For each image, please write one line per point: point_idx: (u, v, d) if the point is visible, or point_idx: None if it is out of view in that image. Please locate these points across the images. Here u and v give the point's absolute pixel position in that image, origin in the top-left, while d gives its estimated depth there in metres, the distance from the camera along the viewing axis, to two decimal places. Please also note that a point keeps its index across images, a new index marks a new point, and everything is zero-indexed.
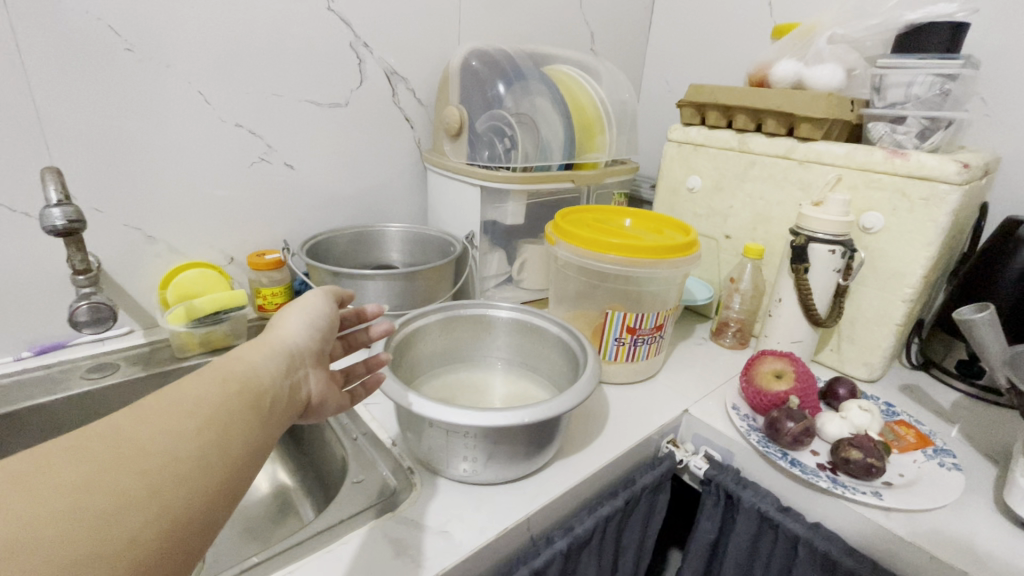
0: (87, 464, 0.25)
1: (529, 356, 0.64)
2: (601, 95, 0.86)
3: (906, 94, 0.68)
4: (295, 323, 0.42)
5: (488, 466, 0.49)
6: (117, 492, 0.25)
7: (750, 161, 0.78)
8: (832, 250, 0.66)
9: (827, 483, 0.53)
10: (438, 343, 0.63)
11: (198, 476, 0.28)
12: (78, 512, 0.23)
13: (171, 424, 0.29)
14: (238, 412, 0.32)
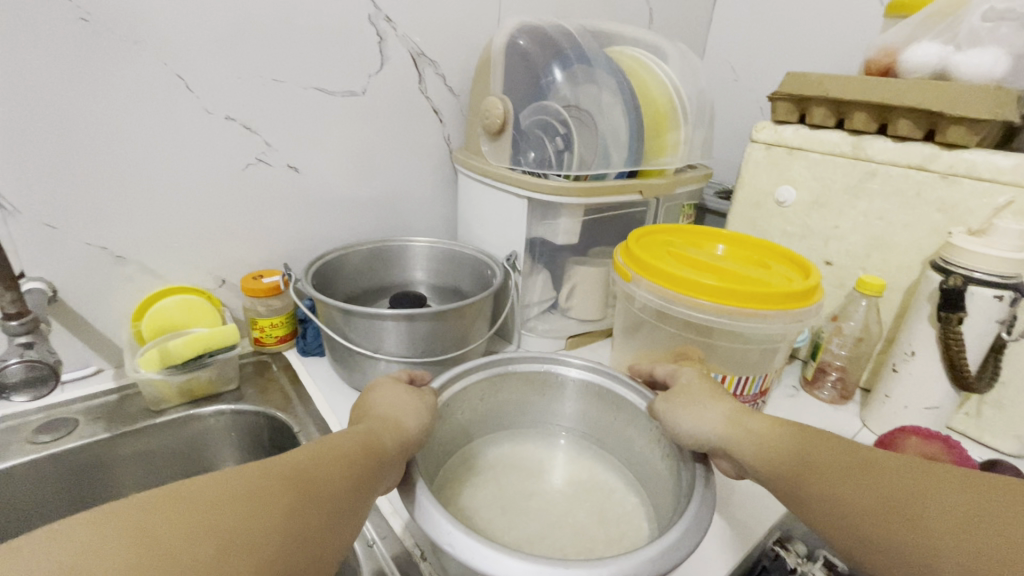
0: (239, 484, 0.29)
1: (603, 431, 0.50)
2: (675, 85, 0.70)
3: None
4: (396, 407, 0.41)
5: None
6: (247, 513, 0.28)
7: (869, 171, 0.62)
8: (999, 296, 0.50)
9: None
10: (482, 407, 0.49)
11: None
12: (198, 518, 0.26)
13: (208, 525, 0.26)
14: (349, 474, 0.33)
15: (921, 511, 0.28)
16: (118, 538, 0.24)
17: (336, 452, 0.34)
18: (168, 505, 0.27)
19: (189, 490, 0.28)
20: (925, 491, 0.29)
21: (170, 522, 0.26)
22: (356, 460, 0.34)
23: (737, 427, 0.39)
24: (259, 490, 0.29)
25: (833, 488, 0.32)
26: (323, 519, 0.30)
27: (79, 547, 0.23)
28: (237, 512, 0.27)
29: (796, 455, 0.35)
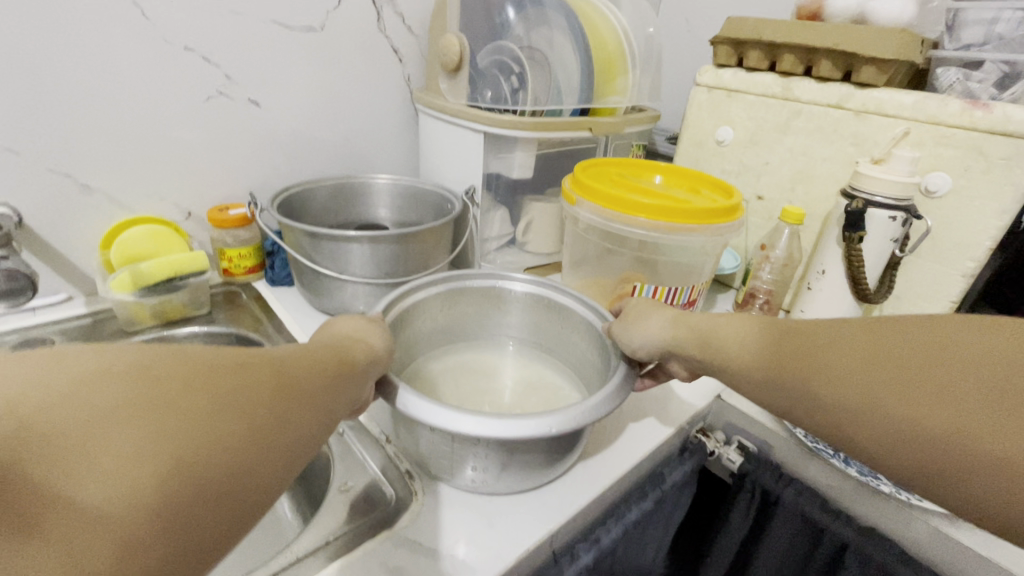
0: (207, 373, 0.26)
1: (548, 337, 0.56)
2: (624, 27, 0.73)
3: (987, 33, 0.59)
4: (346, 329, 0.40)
5: (501, 480, 0.41)
6: (225, 405, 0.25)
7: (795, 110, 0.68)
8: (892, 216, 0.57)
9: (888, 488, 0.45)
10: (438, 320, 0.54)
11: (213, 506, 0.23)
12: (165, 404, 0.23)
13: (184, 413, 0.23)
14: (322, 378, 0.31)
15: (844, 360, 0.33)
16: (91, 389, 0.22)
17: (317, 361, 0.32)
18: (147, 367, 0.24)
19: (170, 358, 0.25)
20: (835, 341, 0.34)
21: (149, 384, 0.23)
22: (336, 375, 0.33)
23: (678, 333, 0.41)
24: (244, 378, 0.27)
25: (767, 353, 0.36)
26: (302, 421, 0.28)
27: (45, 392, 0.21)
28: (214, 401, 0.25)
29: (726, 333, 0.38)
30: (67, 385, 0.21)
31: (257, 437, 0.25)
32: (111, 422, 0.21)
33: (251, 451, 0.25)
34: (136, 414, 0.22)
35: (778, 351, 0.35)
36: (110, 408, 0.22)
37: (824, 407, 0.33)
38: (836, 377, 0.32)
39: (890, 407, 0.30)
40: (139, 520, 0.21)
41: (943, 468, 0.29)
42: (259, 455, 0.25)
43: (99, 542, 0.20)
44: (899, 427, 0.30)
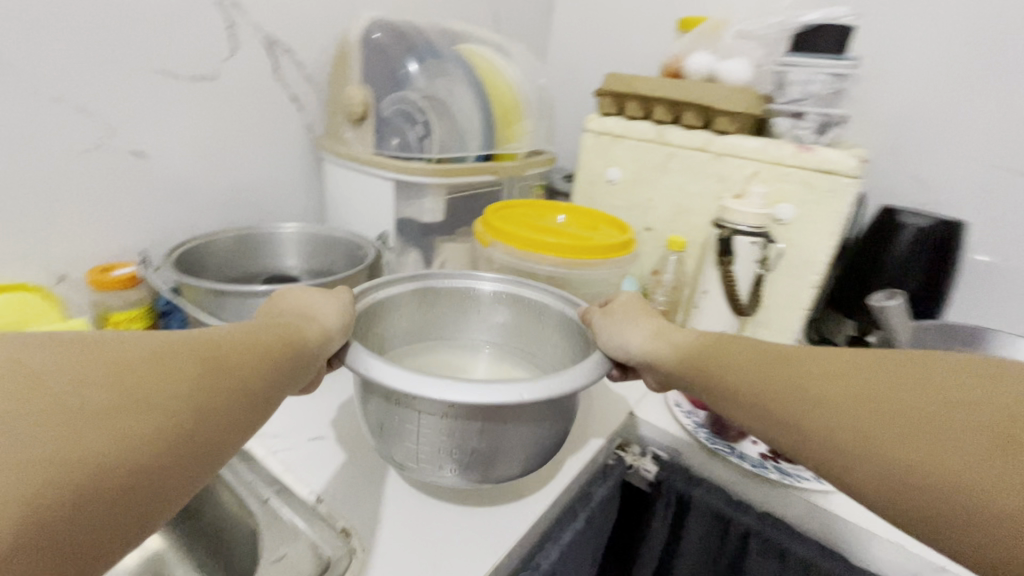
0: (125, 368, 0.27)
1: (523, 339, 0.58)
2: (518, 81, 0.80)
3: (805, 91, 0.71)
4: (316, 317, 0.41)
5: (473, 467, 0.42)
6: (144, 398, 0.27)
7: (669, 153, 0.78)
8: (753, 242, 0.68)
9: (776, 474, 0.53)
10: (411, 318, 0.56)
11: (102, 504, 0.24)
12: (74, 406, 0.25)
13: (92, 413, 0.25)
14: (257, 364, 0.33)
15: (832, 394, 0.33)
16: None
17: (241, 352, 0.33)
18: (34, 373, 0.25)
19: (66, 361, 0.26)
20: (833, 376, 0.34)
21: (31, 392, 0.24)
22: (261, 364, 0.34)
23: (654, 332, 0.45)
24: (145, 376, 0.27)
25: (753, 380, 0.37)
26: (232, 407, 0.31)
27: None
28: (135, 396, 0.27)
29: (720, 355, 0.40)
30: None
31: (151, 435, 0.26)
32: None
33: (143, 452, 0.26)
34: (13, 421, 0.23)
35: (762, 379, 0.37)
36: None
37: (800, 442, 0.33)
38: (815, 411, 0.33)
39: (874, 439, 0.30)
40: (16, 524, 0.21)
41: (941, 534, 0.28)
42: (156, 454, 0.26)
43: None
44: (877, 457, 0.30)
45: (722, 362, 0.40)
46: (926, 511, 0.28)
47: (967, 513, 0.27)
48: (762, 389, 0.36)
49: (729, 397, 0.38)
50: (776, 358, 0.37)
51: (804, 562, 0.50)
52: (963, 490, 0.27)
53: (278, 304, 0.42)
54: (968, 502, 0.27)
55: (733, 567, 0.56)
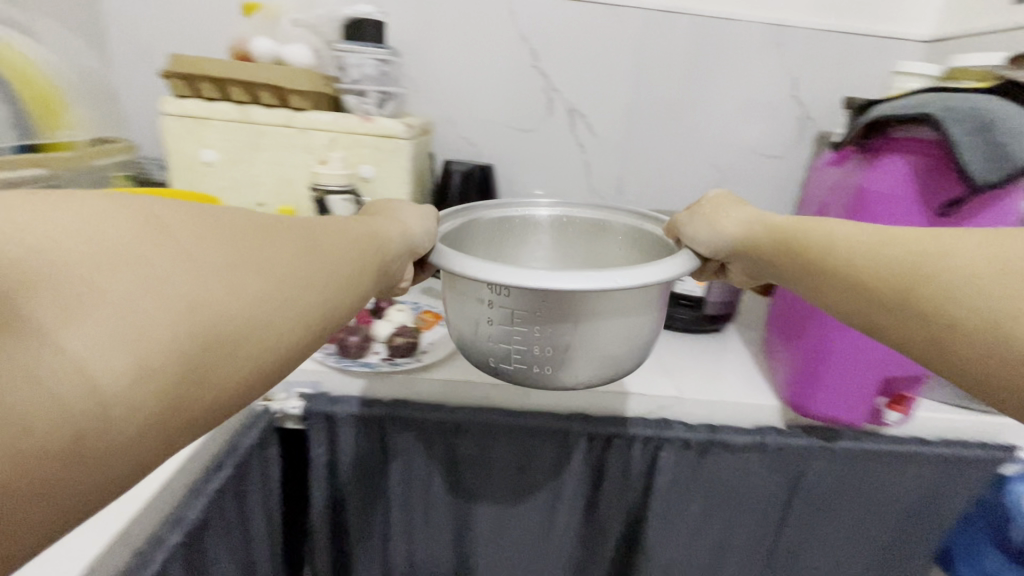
0: (237, 244, 0.35)
1: (586, 252, 0.85)
2: (46, 60, 0.75)
3: (361, 73, 0.88)
4: (385, 235, 0.51)
5: (551, 362, 0.59)
6: (253, 271, 0.35)
7: (257, 131, 0.84)
8: (345, 199, 0.82)
9: (387, 366, 0.69)
10: (512, 232, 0.83)
11: (211, 350, 0.32)
12: (207, 265, 0.33)
13: (218, 273, 0.33)
14: (334, 260, 0.43)
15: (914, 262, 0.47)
16: (99, 245, 0.29)
17: (325, 248, 0.43)
18: (162, 231, 0.32)
19: (189, 226, 0.34)
20: (944, 250, 0.46)
21: (158, 247, 0.31)
22: (338, 259, 0.43)
23: (743, 228, 0.66)
24: (255, 251, 0.36)
25: (864, 247, 0.52)
26: (319, 290, 0.40)
27: (69, 245, 0.28)
28: (242, 267, 0.35)
29: (832, 232, 0.57)
30: (79, 241, 0.28)
31: (252, 305, 0.34)
32: (128, 275, 0.29)
33: (248, 315, 0.34)
34: (142, 272, 0.29)
35: (871, 253, 0.51)
36: (116, 265, 0.29)
37: (910, 303, 0.46)
38: (930, 278, 0.45)
39: (937, 290, 0.44)
40: (145, 356, 0.28)
41: (992, 371, 0.40)
42: (248, 320, 0.34)
43: (105, 368, 0.27)
44: (922, 301, 0.45)
45: (831, 239, 0.56)
46: (933, 332, 0.44)
47: (972, 334, 0.41)
48: (879, 264, 0.50)
49: (843, 263, 0.54)
50: (883, 237, 0.51)
51: (420, 420, 0.69)
52: (964, 315, 0.42)
53: (375, 209, 0.57)
54: (968, 327, 0.41)
55: (381, 450, 0.72)
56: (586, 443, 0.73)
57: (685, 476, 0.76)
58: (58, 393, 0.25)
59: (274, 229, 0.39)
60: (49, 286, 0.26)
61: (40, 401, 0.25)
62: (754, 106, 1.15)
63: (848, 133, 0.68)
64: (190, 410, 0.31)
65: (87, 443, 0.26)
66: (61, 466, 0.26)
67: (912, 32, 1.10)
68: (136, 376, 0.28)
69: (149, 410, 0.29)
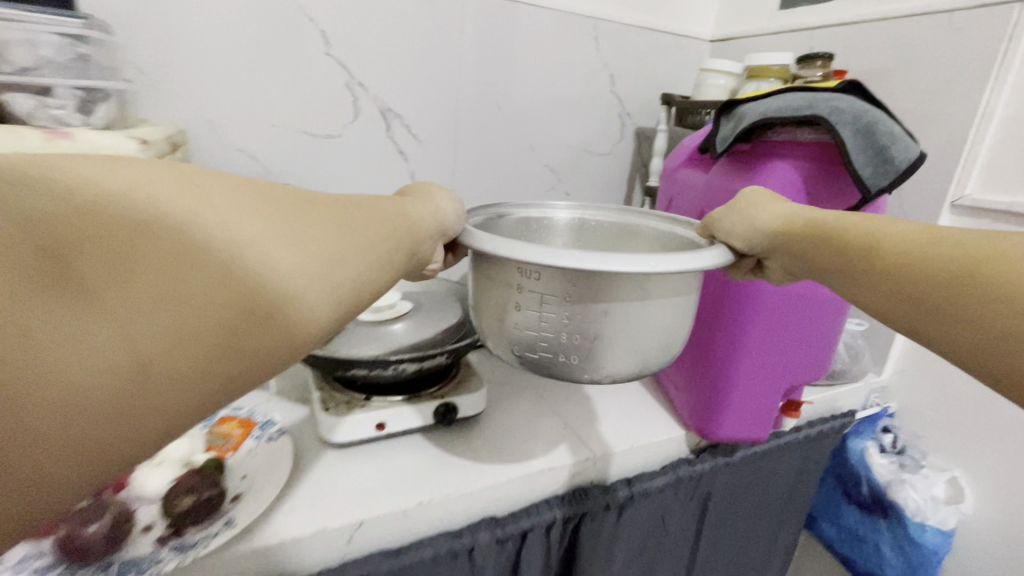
0: (281, 214, 0.33)
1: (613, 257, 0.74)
2: None
3: (36, 56, 0.54)
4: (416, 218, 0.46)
5: (586, 351, 0.55)
6: (303, 242, 0.33)
7: None
8: None
9: (173, 561, 0.41)
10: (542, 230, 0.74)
11: (252, 316, 0.29)
12: (253, 231, 0.30)
13: (267, 240, 0.31)
14: (376, 235, 0.40)
15: (980, 256, 0.38)
16: (122, 211, 0.26)
17: (359, 227, 0.39)
18: (204, 201, 0.29)
19: (231, 197, 0.31)
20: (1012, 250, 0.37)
21: (198, 221, 0.28)
22: (374, 238, 0.40)
23: (788, 217, 0.52)
24: (300, 220, 0.34)
25: (905, 236, 0.44)
26: (364, 269, 0.37)
27: (111, 201, 0.26)
28: (290, 234, 0.33)
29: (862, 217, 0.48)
30: (106, 203, 0.26)
31: (291, 293, 0.31)
32: (161, 247, 0.27)
33: (286, 304, 0.31)
34: (176, 247, 0.27)
35: (920, 244, 0.42)
36: (157, 237, 0.27)
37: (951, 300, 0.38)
38: (987, 277, 0.36)
39: (994, 290, 0.36)
40: (172, 336, 0.27)
41: None
42: (277, 310, 0.30)
43: (146, 337, 0.26)
44: (977, 305, 0.36)
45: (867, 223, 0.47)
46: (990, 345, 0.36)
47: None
48: (923, 255, 0.41)
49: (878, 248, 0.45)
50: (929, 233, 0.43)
51: None
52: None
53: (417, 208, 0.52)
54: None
55: None
56: (497, 553, 0.56)
57: (604, 542, 0.64)
58: (78, 367, 0.24)
59: (313, 215, 0.35)
60: (73, 250, 0.25)
61: (59, 375, 0.24)
62: (579, 104, 1.09)
63: (721, 127, 0.62)
64: (229, 377, 0.29)
65: (138, 390, 0.26)
66: (72, 437, 0.25)
67: (702, 32, 1.16)
68: (166, 352, 0.26)
69: (173, 379, 0.27)
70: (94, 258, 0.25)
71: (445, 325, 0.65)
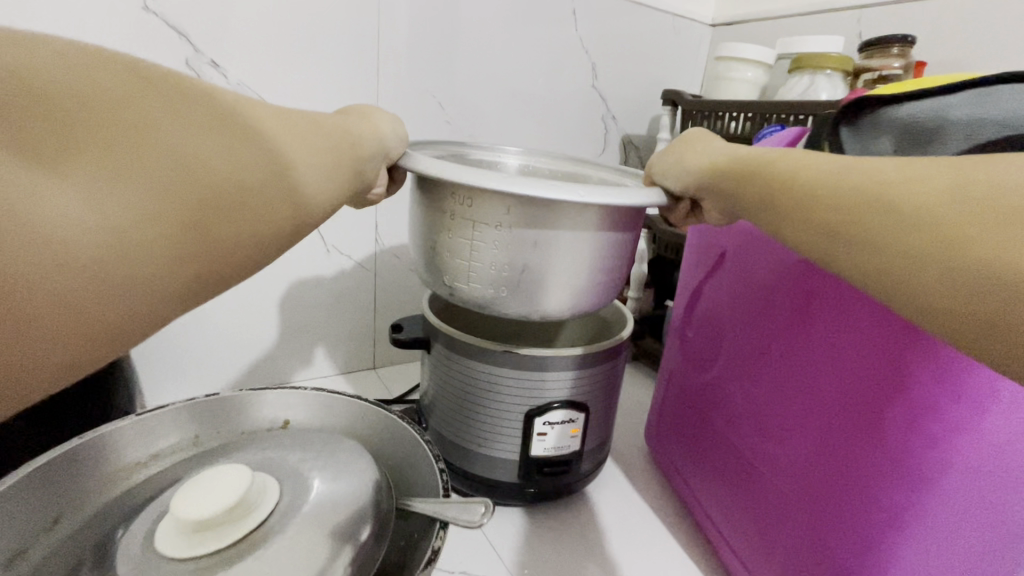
0: (239, 97, 0.26)
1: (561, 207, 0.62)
2: None
3: None
4: (384, 118, 0.39)
5: (519, 289, 0.42)
6: (269, 124, 0.27)
7: None
8: None
9: None
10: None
11: (246, 187, 0.24)
12: (217, 106, 0.24)
13: (234, 117, 0.25)
14: (346, 133, 0.33)
15: (847, 177, 0.25)
16: (86, 69, 0.22)
17: (323, 121, 0.32)
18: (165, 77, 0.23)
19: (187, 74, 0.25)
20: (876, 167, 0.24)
21: (180, 90, 0.23)
22: (344, 137, 0.32)
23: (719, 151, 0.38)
24: (257, 105, 0.27)
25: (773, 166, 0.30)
26: (337, 162, 0.31)
27: (68, 57, 0.22)
28: (255, 118, 0.26)
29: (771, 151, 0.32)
30: (72, 60, 0.22)
31: (289, 169, 0.26)
32: (139, 101, 0.22)
33: (275, 180, 0.25)
34: (155, 101, 0.22)
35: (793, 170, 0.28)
36: (126, 90, 0.22)
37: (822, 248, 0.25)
38: (843, 204, 0.24)
39: (852, 224, 0.24)
40: (147, 204, 0.21)
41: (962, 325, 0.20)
42: (267, 180, 0.25)
43: (119, 206, 0.20)
44: (863, 241, 0.23)
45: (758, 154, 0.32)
46: (919, 298, 0.21)
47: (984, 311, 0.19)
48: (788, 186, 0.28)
49: (753, 193, 0.31)
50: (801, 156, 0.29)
51: None
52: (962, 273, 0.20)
53: (349, 105, 0.39)
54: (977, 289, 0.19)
55: None
56: None
57: None
58: (37, 219, 0.18)
59: (284, 113, 0.29)
60: (36, 107, 0.20)
61: (16, 229, 0.18)
62: (552, 105, 0.79)
63: (855, 144, 0.34)
64: (227, 254, 0.23)
65: (118, 272, 0.20)
66: (25, 321, 0.18)
67: (703, 12, 0.89)
68: (147, 223, 0.20)
69: (164, 260, 0.21)
70: (64, 111, 0.20)
71: (356, 517, 0.34)
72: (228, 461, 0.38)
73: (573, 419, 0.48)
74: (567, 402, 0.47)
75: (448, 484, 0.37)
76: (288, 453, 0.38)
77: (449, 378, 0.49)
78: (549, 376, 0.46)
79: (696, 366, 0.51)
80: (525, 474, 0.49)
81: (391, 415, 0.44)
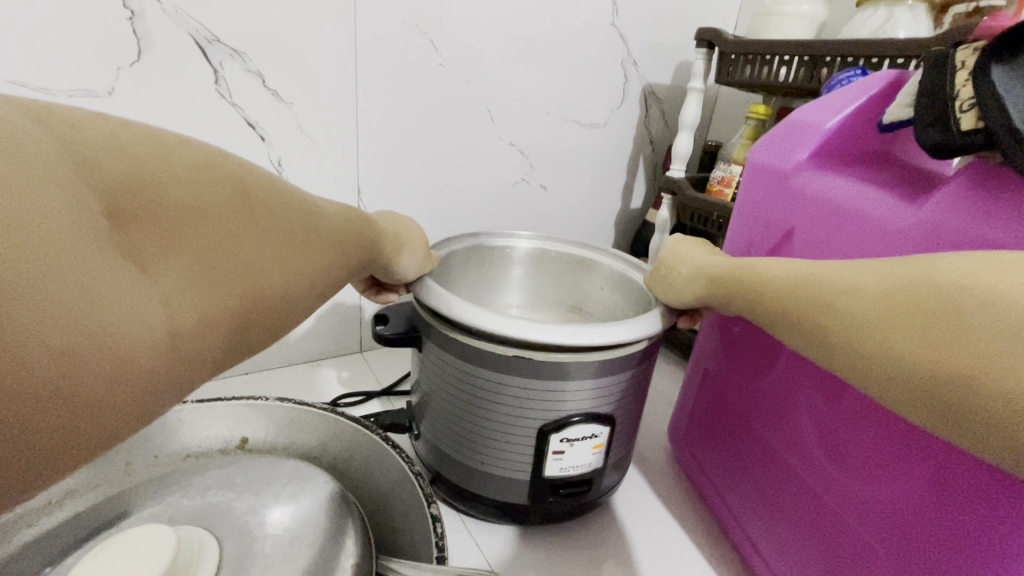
0: (292, 205, 0.27)
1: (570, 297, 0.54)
2: None
3: None
4: (409, 227, 0.40)
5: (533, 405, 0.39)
6: (309, 232, 0.27)
7: None
8: None
9: None
10: (497, 273, 0.53)
11: (278, 294, 0.24)
12: (277, 219, 0.25)
13: (290, 235, 0.26)
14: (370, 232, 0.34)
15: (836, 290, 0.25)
16: (190, 176, 0.22)
17: (351, 225, 0.32)
18: (243, 186, 0.24)
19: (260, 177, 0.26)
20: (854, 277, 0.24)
21: (258, 198, 0.25)
22: (371, 241, 0.33)
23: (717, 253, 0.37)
24: (303, 213, 0.28)
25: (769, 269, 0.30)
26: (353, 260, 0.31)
27: (174, 168, 0.22)
28: (297, 227, 0.27)
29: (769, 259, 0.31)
30: (175, 159, 0.22)
31: (316, 276, 0.27)
32: (233, 217, 0.23)
33: (299, 289, 0.26)
34: (243, 217, 0.23)
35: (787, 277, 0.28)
36: (221, 205, 0.22)
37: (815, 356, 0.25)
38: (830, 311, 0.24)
39: (847, 335, 0.23)
40: (207, 305, 0.20)
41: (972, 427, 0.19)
42: (299, 293, 0.26)
43: (188, 302, 0.20)
44: (854, 343, 0.23)
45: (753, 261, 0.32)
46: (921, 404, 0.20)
47: (967, 380, 0.19)
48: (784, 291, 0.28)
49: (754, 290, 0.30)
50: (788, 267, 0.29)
51: None
52: (929, 364, 0.20)
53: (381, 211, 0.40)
54: (963, 375, 0.19)
55: None
56: None
57: None
58: (111, 323, 0.17)
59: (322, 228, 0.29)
60: (139, 214, 0.19)
61: (100, 318, 0.16)
62: (564, 46, 0.67)
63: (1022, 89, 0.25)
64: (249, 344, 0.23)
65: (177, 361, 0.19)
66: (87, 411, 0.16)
67: None
68: (206, 319, 0.20)
69: (209, 352, 0.21)
70: (155, 206, 0.20)
71: None
72: (165, 497, 0.30)
73: (597, 434, 0.39)
74: (591, 416, 0.39)
75: (442, 543, 0.30)
76: (230, 493, 0.30)
77: (450, 398, 0.40)
78: (569, 386, 0.37)
79: (747, 376, 0.42)
80: (539, 496, 0.41)
81: (376, 437, 0.36)
